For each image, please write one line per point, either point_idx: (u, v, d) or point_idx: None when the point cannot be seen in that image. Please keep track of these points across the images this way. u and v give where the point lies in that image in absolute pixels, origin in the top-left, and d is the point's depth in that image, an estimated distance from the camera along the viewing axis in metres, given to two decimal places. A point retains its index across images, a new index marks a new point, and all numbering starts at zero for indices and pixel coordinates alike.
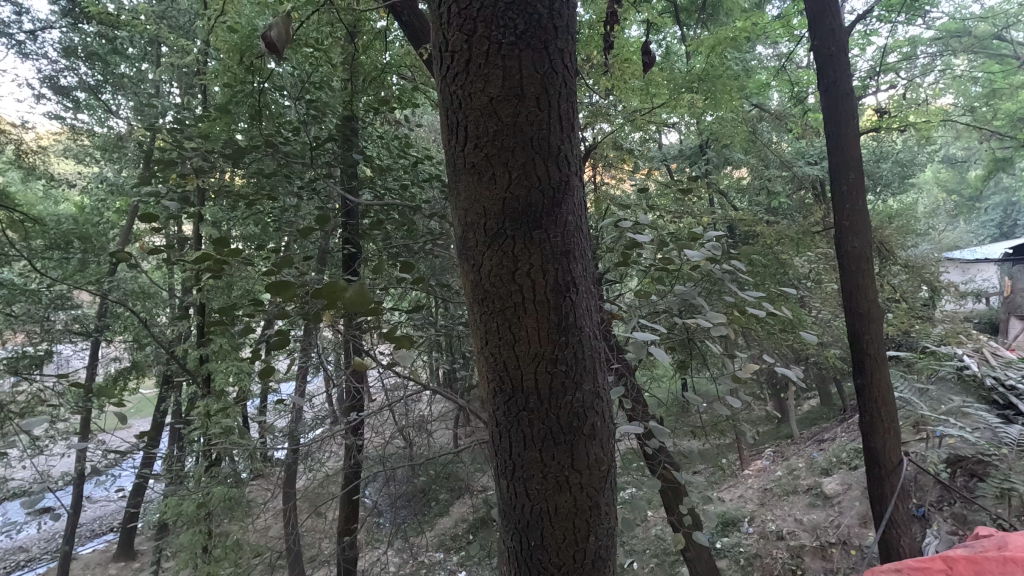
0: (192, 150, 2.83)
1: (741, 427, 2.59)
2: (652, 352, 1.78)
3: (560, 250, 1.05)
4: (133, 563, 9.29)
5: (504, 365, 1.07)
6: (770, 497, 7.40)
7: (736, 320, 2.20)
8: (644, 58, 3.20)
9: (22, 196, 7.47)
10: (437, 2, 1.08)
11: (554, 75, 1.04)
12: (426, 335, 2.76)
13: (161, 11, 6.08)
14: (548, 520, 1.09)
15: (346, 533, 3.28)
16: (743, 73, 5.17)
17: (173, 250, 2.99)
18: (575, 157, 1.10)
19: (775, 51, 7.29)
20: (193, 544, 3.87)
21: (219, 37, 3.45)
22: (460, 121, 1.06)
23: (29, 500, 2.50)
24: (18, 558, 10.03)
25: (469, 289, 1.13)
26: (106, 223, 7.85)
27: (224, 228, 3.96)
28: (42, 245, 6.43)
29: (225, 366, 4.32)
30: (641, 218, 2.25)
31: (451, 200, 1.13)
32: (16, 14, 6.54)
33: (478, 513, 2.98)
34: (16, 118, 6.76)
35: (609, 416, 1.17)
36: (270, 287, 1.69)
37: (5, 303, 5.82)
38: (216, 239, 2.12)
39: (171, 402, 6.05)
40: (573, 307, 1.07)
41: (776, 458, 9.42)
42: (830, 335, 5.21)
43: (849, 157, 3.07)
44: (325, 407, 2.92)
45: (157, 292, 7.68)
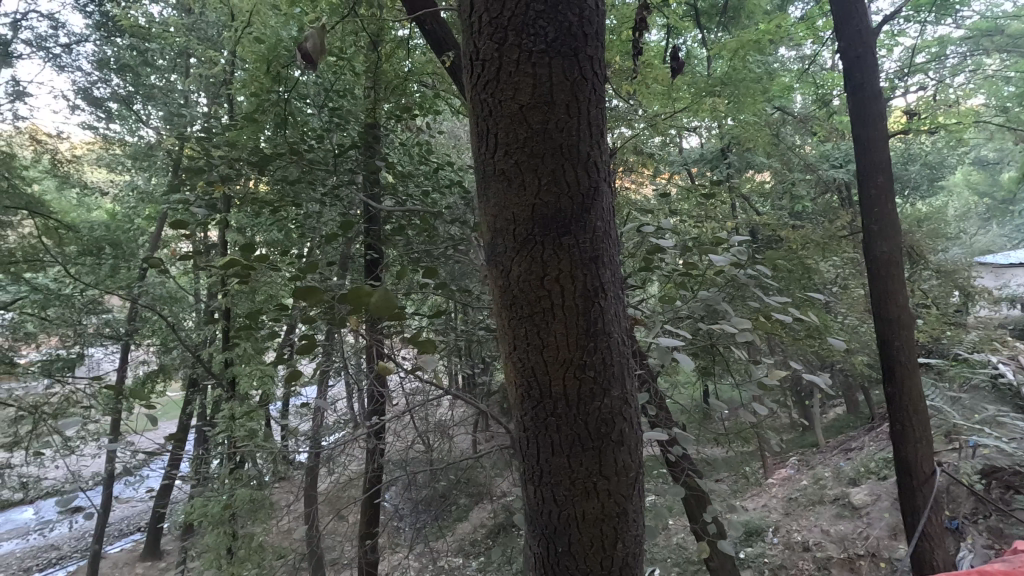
0: (220, 158, 2.89)
1: (766, 435, 2.55)
2: (677, 359, 1.74)
3: (589, 255, 1.05)
4: (159, 563, 9.42)
5: (532, 371, 1.07)
6: (795, 507, 7.20)
7: (762, 326, 2.14)
8: (672, 64, 3.15)
9: (58, 204, 7.76)
10: (467, 10, 1.09)
11: (584, 82, 1.05)
12: (447, 340, 2.77)
13: (191, 24, 6.26)
14: (575, 526, 1.09)
15: (367, 536, 3.30)
16: (767, 76, 5.11)
17: (200, 257, 3.04)
18: (604, 164, 1.10)
19: (799, 53, 7.17)
20: (219, 544, 3.94)
21: (246, 48, 3.54)
22: (490, 130, 1.07)
23: (63, 498, 2.57)
24: (51, 556, 10.30)
25: (497, 295, 1.13)
26: (137, 230, 8.12)
27: (249, 233, 4.04)
28: (76, 251, 6.58)
29: (250, 371, 4.38)
30: (665, 222, 2.21)
31: (479, 206, 1.13)
32: (53, 28, 6.80)
33: (498, 518, 2.97)
34: (52, 130, 7.05)
35: (637, 423, 1.16)
36: (296, 293, 1.67)
37: (40, 308, 6.00)
38: (243, 244, 2.14)
39: (197, 405, 6.18)
40: (601, 312, 1.06)
41: (801, 467, 9.21)
42: (859, 341, 5.08)
43: (876, 160, 3.01)
44: (348, 412, 2.94)
45: (184, 297, 7.87)
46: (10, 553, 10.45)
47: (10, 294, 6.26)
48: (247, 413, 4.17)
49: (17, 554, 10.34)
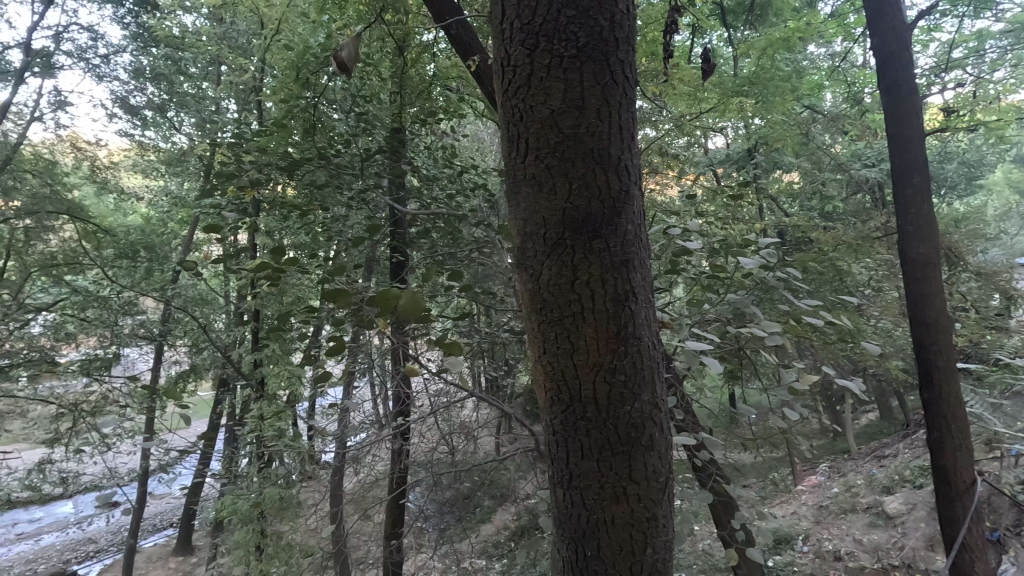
0: (251, 163, 2.97)
1: (796, 441, 2.50)
2: (706, 363, 1.70)
3: (620, 260, 1.04)
4: (191, 559, 9.63)
5: (562, 374, 1.07)
6: (825, 515, 7.02)
7: (792, 330, 2.09)
8: (704, 65, 2.98)
9: (97, 209, 8.05)
10: (500, 16, 1.10)
11: (615, 85, 1.05)
12: (472, 343, 2.78)
13: (222, 32, 6.42)
14: (604, 530, 1.08)
15: (393, 536, 3.33)
16: (796, 75, 5.00)
17: (231, 259, 3.12)
18: (635, 167, 1.09)
19: (829, 50, 7.01)
20: (247, 542, 4.02)
21: (277, 56, 3.64)
22: (521, 135, 1.08)
23: (102, 493, 2.66)
24: (88, 549, 10.65)
25: (527, 299, 1.13)
26: (170, 233, 8.38)
27: (277, 236, 4.12)
28: (114, 254, 6.82)
29: (278, 371, 4.47)
30: (693, 224, 2.18)
31: (510, 211, 1.14)
32: (92, 40, 7.09)
33: (522, 521, 2.97)
34: (91, 138, 7.36)
35: (667, 428, 1.15)
36: (325, 296, 1.69)
37: (80, 309, 6.22)
38: (273, 247, 2.20)
39: (227, 404, 6.31)
40: (632, 318, 1.06)
41: (832, 473, 8.98)
42: (895, 345, 4.93)
43: (912, 159, 2.93)
44: (374, 412, 2.97)
45: (215, 299, 8.05)
46: (51, 545, 10.89)
47: (53, 295, 6.53)
48: (276, 412, 4.25)
49: (58, 547, 10.76)
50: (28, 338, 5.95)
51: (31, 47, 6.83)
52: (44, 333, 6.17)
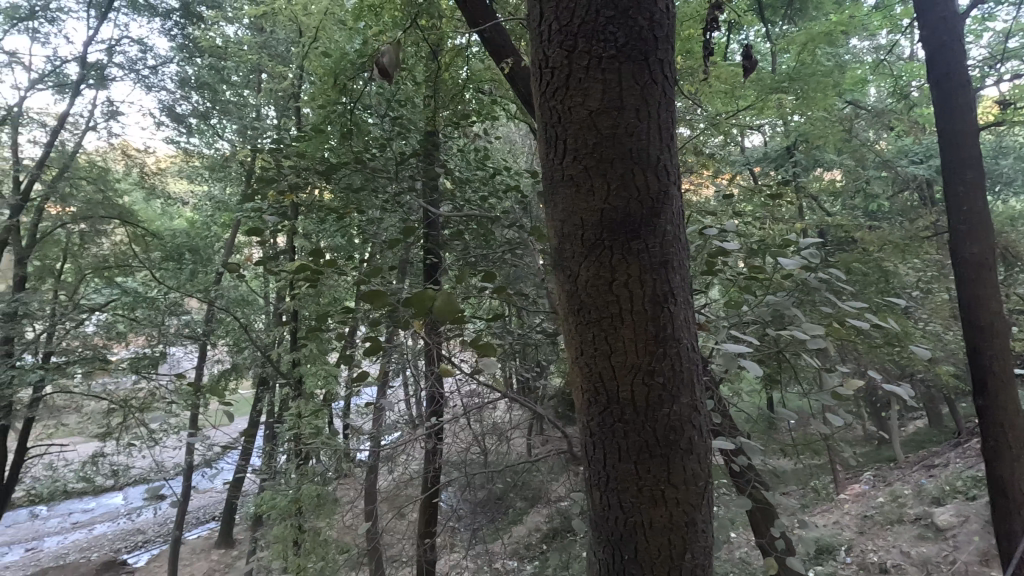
0: (290, 168, 3.06)
1: (839, 448, 2.41)
2: (746, 366, 1.64)
3: (658, 260, 1.03)
4: (231, 551, 9.94)
5: (599, 376, 1.07)
6: (870, 525, 6.76)
7: (835, 333, 2.02)
8: (745, 62, 2.85)
9: (146, 213, 8.42)
10: (537, 19, 1.11)
11: (654, 85, 1.04)
12: (505, 344, 2.79)
13: (263, 41, 6.61)
14: (642, 534, 1.07)
15: (426, 535, 3.36)
16: (839, 70, 4.84)
17: (271, 261, 3.22)
18: (674, 167, 1.08)
19: (874, 43, 6.75)
20: (285, 537, 4.12)
21: (315, 63, 3.74)
22: (559, 136, 1.08)
23: (151, 485, 2.77)
24: (137, 539, 11.12)
25: (564, 300, 1.13)
26: (213, 237, 8.68)
27: (314, 238, 4.22)
28: (161, 257, 7.12)
29: (315, 371, 4.57)
30: (730, 224, 2.13)
31: (547, 212, 1.14)
32: (142, 52, 7.42)
33: (554, 523, 2.96)
34: (141, 145, 7.71)
35: (707, 432, 1.13)
36: (362, 297, 1.72)
37: (129, 309, 6.49)
38: (312, 249, 2.25)
39: (267, 402, 6.50)
40: (671, 319, 1.04)
41: (877, 482, 8.64)
42: (946, 350, 4.71)
43: (964, 155, 2.80)
44: (408, 411, 3.02)
45: (255, 300, 8.30)
46: (103, 534, 11.42)
47: (105, 296, 6.86)
48: (314, 411, 4.34)
49: (110, 536, 11.27)
50: (82, 337, 6.28)
51: (86, 60, 7.21)
52: (98, 332, 6.46)
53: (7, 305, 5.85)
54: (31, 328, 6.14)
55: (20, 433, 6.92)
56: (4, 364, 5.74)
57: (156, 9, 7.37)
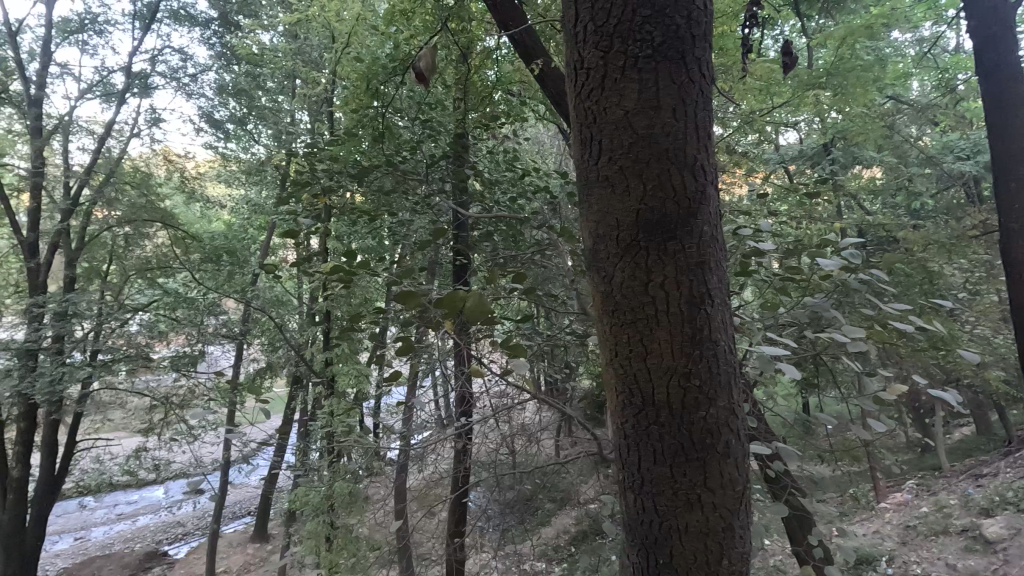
0: (323, 171, 3.12)
1: (880, 455, 2.33)
2: (783, 369, 1.56)
3: (695, 262, 1.02)
4: (266, 545, 10.20)
5: (634, 378, 1.06)
6: (913, 536, 6.51)
7: (877, 336, 1.95)
8: (785, 59, 2.75)
9: (186, 216, 8.72)
10: (573, 20, 1.11)
11: (690, 85, 1.03)
12: (534, 345, 2.79)
13: (297, 48, 6.74)
14: (677, 538, 1.06)
15: (456, 534, 3.39)
16: (880, 64, 4.67)
17: (305, 263, 3.29)
18: (712, 166, 1.06)
19: (917, 35, 6.51)
20: (318, 532, 4.21)
21: (348, 68, 3.81)
22: (594, 137, 1.07)
23: (190, 479, 2.86)
24: (177, 531, 11.49)
25: (598, 301, 1.12)
26: (250, 239, 8.93)
27: (346, 239, 4.29)
28: (200, 258, 7.36)
29: (347, 370, 4.65)
30: (766, 224, 2.07)
31: (581, 213, 1.14)
32: (183, 61, 7.69)
33: (583, 525, 2.95)
34: (182, 150, 7.91)
35: (744, 436, 1.11)
36: (395, 298, 1.75)
37: (170, 309, 6.72)
38: (345, 250, 2.29)
39: (300, 400, 6.65)
40: (708, 321, 1.03)
41: (920, 491, 8.32)
42: (996, 355, 4.51)
43: (1017, 151, 2.68)
44: (438, 411, 3.05)
45: (289, 300, 8.50)
46: (146, 525, 11.86)
47: (148, 296, 7.12)
48: (346, 409, 4.42)
49: (152, 527, 11.68)
50: (127, 336, 6.51)
51: (131, 70, 7.49)
52: (141, 331, 6.69)
53: (58, 305, 6.14)
54: (80, 328, 6.44)
55: (69, 427, 7.24)
56: (55, 361, 6.01)
57: (197, 19, 7.63)
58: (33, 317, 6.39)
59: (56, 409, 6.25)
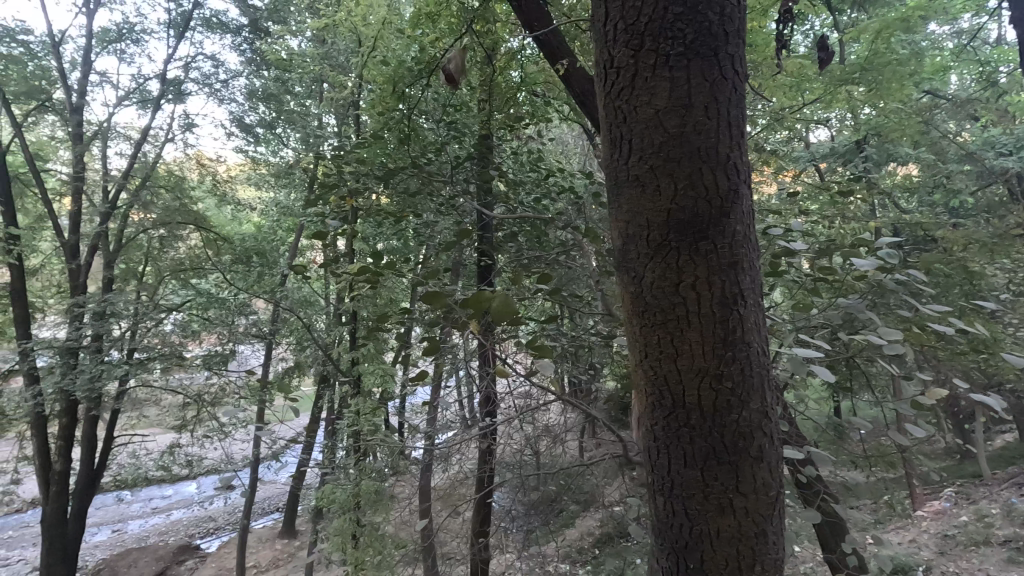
0: (350, 174, 3.16)
1: (918, 461, 2.25)
2: (814, 371, 1.49)
3: (728, 261, 1.00)
4: (294, 542, 10.38)
5: (664, 380, 1.05)
6: (951, 546, 6.28)
7: (915, 338, 1.88)
8: (820, 54, 2.67)
9: (218, 219, 8.94)
10: (602, 19, 1.10)
11: (724, 82, 1.01)
12: (559, 347, 2.77)
13: (324, 52, 6.79)
14: (708, 542, 1.04)
15: (480, 534, 3.39)
16: (916, 58, 4.52)
17: (332, 264, 3.34)
18: (745, 165, 1.05)
19: (956, 26, 6.28)
20: (345, 529, 4.26)
21: (374, 72, 3.87)
22: (624, 137, 1.07)
23: (222, 475, 2.93)
24: (209, 526, 11.79)
25: (628, 302, 1.11)
26: (279, 241, 9.11)
27: (372, 240, 4.35)
28: (231, 260, 7.55)
29: (373, 370, 4.70)
30: (797, 224, 2.02)
31: (611, 213, 1.13)
32: (215, 67, 7.90)
33: (607, 528, 2.91)
34: (214, 155, 8.20)
35: (778, 440, 1.09)
36: (422, 298, 1.76)
37: (202, 309, 6.89)
38: (372, 251, 2.32)
39: (327, 399, 6.75)
40: (741, 321, 1.01)
41: (960, 500, 8.02)
42: None
43: None
44: (462, 411, 3.06)
45: (316, 301, 8.64)
46: (179, 519, 12.21)
47: (181, 297, 7.32)
48: (372, 409, 4.48)
49: (184, 522, 12.00)
50: (162, 335, 6.71)
51: (166, 77, 7.72)
52: (175, 331, 6.89)
53: (98, 305, 6.37)
54: (118, 327, 6.65)
55: (107, 423, 7.49)
56: (94, 359, 6.22)
57: (228, 27, 7.86)
58: (74, 316, 6.63)
59: (95, 405, 6.48)
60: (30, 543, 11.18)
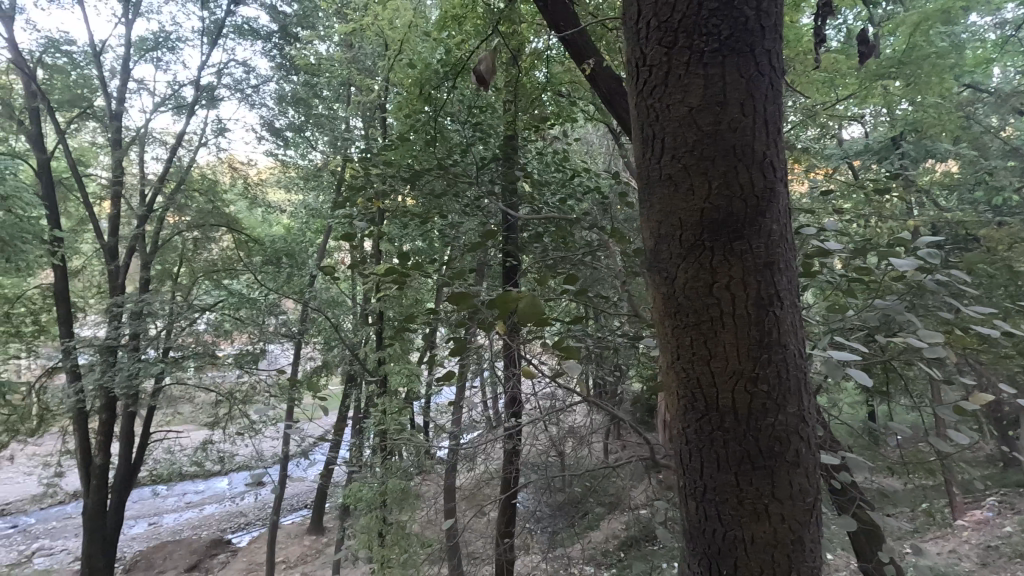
0: (377, 176, 3.19)
1: (959, 469, 2.16)
2: (852, 374, 1.42)
3: (764, 261, 0.98)
4: (322, 538, 10.55)
5: (697, 382, 1.03)
6: (995, 558, 6.04)
7: (957, 340, 1.81)
8: (862, 48, 2.57)
9: (249, 221, 9.15)
10: (635, 16, 1.09)
11: (760, 78, 0.99)
12: (584, 348, 2.75)
13: (352, 56, 6.86)
14: (743, 549, 1.02)
15: (505, 535, 3.39)
16: (957, 50, 4.35)
17: (359, 264, 3.38)
18: (781, 163, 1.02)
19: (999, 17, 6.03)
20: (371, 527, 4.31)
21: (401, 75, 3.91)
22: (657, 135, 1.06)
23: (253, 471, 3.00)
24: (240, 521, 12.07)
25: (660, 302, 1.10)
26: (307, 242, 9.29)
27: (398, 241, 4.39)
28: (262, 261, 7.72)
29: (399, 369, 4.74)
30: (832, 223, 1.96)
31: (643, 213, 1.12)
32: (246, 73, 8.09)
33: (633, 532, 2.88)
34: (245, 158, 8.43)
35: (815, 445, 1.06)
36: (449, 298, 1.77)
37: (234, 309, 7.06)
38: (399, 251, 2.33)
39: (354, 398, 6.84)
40: (777, 323, 0.99)
41: (1004, 510, 7.70)
42: None
43: None
44: (487, 411, 3.06)
45: (343, 301, 8.77)
46: (212, 514, 12.54)
47: (214, 297, 7.51)
48: (398, 408, 4.52)
49: (216, 517, 12.32)
50: (195, 334, 6.89)
51: (200, 83, 7.93)
52: (208, 330, 7.07)
53: (135, 305, 6.58)
54: (154, 326, 6.86)
55: (144, 419, 7.73)
56: (132, 357, 6.43)
57: (259, 33, 8.04)
58: (113, 315, 6.86)
59: (133, 401, 6.69)
60: (73, 533, 11.62)
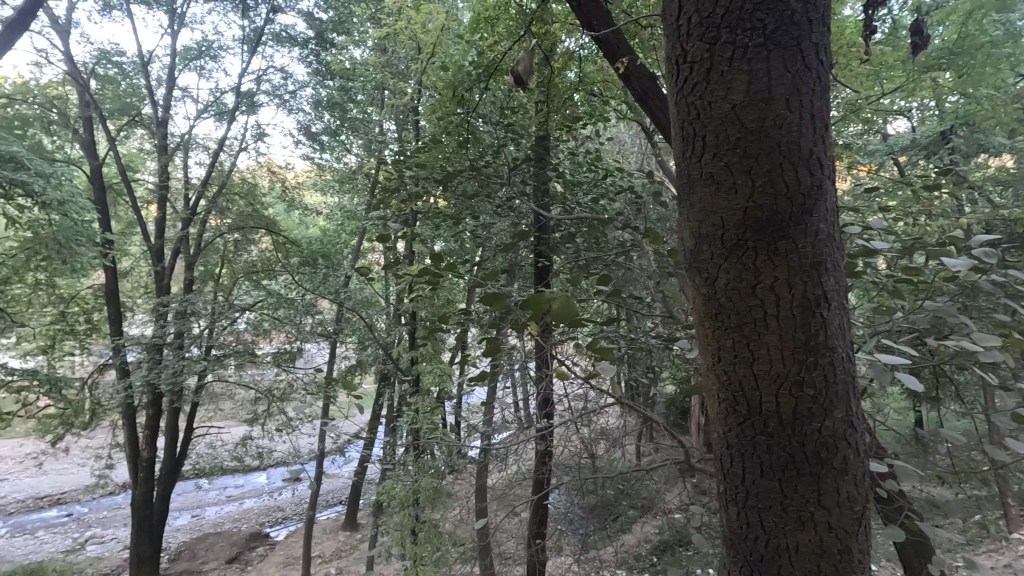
0: (411, 177, 3.24)
1: (1015, 479, 2.05)
2: (900, 378, 1.36)
3: (810, 261, 0.95)
4: (356, 534, 10.73)
5: (739, 385, 1.01)
6: None
7: (1016, 344, 1.71)
8: (912, 39, 2.46)
9: (287, 223, 9.40)
10: (675, 12, 1.08)
11: (807, 72, 0.97)
12: (617, 349, 2.73)
13: (385, 61, 6.98)
14: (787, 557, 0.99)
15: (536, 536, 3.38)
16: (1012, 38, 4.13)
17: (393, 265, 3.43)
18: (829, 160, 0.99)
19: None
20: (404, 524, 4.37)
21: (434, 78, 3.95)
22: (697, 133, 1.04)
23: (291, 467, 3.08)
24: (277, 515, 12.39)
25: (700, 303, 1.08)
26: (342, 243, 9.47)
27: (430, 242, 4.44)
28: (299, 262, 7.91)
29: (431, 369, 4.79)
30: (879, 221, 1.88)
31: (682, 211, 1.10)
32: (284, 79, 8.31)
33: (666, 536, 2.84)
34: (283, 162, 8.64)
35: (863, 452, 1.02)
36: (483, 299, 1.77)
37: (272, 309, 7.26)
38: (432, 251, 2.36)
39: (387, 397, 6.94)
40: (824, 325, 0.96)
41: None
42: None
43: None
44: (519, 412, 3.06)
45: (377, 301, 8.91)
46: (251, 508, 12.94)
47: (253, 297, 7.74)
48: (430, 407, 4.56)
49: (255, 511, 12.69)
50: (236, 333, 7.12)
51: (241, 91, 8.19)
52: (248, 329, 7.29)
53: (180, 304, 6.84)
54: (197, 325, 7.11)
55: (188, 415, 8.02)
56: (177, 355, 6.68)
57: (296, 40, 8.24)
58: (160, 314, 7.14)
59: (177, 398, 6.95)
60: (122, 523, 12.16)
